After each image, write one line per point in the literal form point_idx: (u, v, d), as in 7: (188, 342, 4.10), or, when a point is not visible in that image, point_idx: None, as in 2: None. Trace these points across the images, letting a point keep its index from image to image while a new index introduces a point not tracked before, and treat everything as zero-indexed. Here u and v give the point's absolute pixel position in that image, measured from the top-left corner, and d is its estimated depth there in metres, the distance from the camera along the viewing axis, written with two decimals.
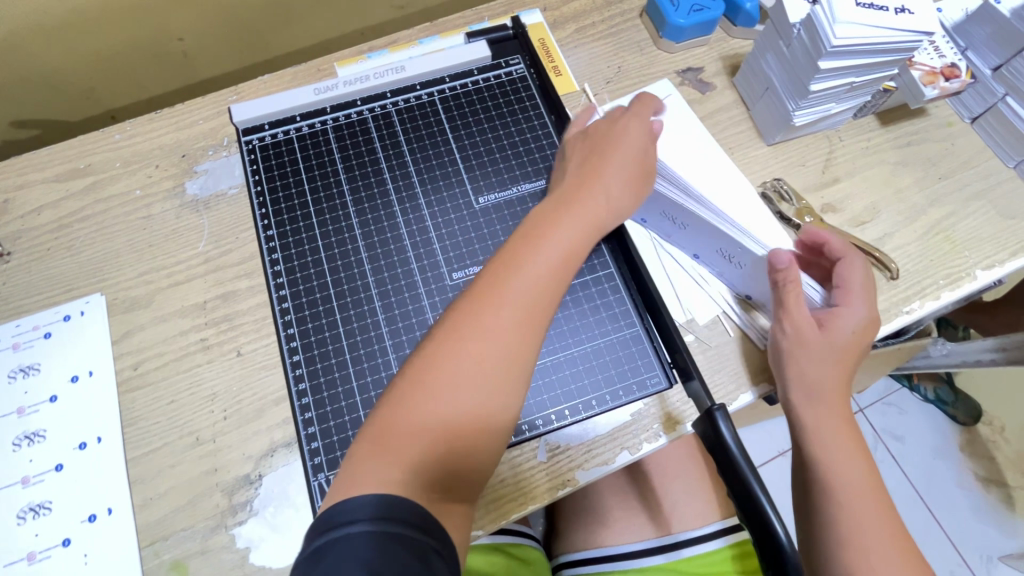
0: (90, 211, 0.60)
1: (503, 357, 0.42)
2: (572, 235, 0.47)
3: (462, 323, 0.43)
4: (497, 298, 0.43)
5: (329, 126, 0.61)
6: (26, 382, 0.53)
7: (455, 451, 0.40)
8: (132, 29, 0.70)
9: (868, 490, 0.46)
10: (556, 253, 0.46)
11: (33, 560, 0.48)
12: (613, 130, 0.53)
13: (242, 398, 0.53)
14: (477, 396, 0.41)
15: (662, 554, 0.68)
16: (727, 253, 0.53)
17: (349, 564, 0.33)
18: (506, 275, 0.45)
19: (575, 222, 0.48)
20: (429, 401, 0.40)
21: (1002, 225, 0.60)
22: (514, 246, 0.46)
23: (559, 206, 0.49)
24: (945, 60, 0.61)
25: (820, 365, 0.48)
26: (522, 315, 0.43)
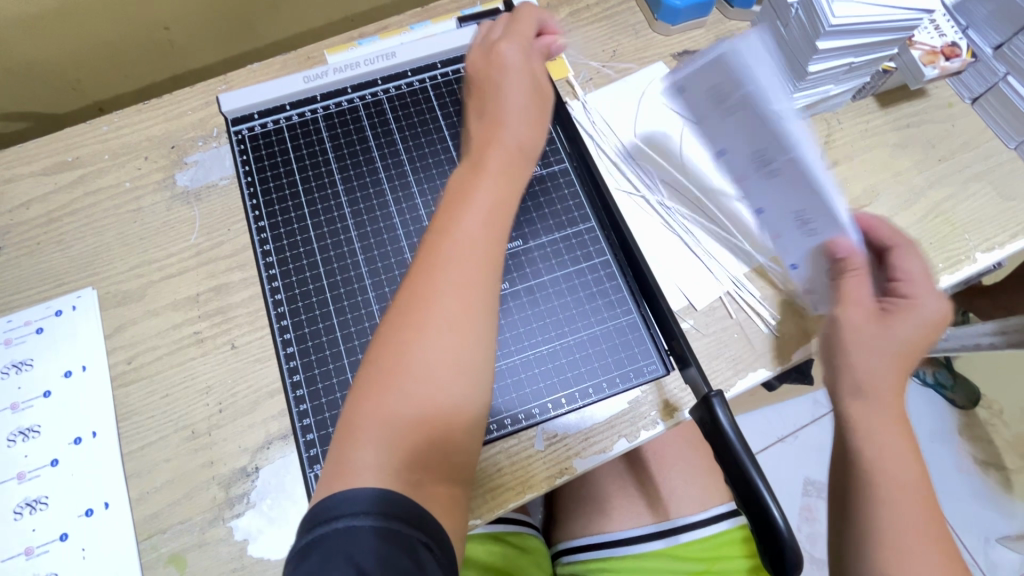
0: (79, 205, 0.59)
1: (454, 331, 0.40)
2: (487, 191, 0.44)
3: (402, 313, 0.41)
4: (435, 272, 0.41)
5: (320, 115, 0.60)
6: (19, 377, 0.53)
7: (439, 435, 0.39)
8: (117, 17, 0.68)
9: (907, 458, 0.44)
10: (479, 213, 0.43)
11: (31, 554, 0.48)
12: (490, 77, 0.50)
13: (237, 390, 0.53)
14: (438, 373, 0.39)
15: (661, 539, 0.68)
16: (803, 219, 0.50)
17: (338, 560, 0.33)
18: (433, 248, 0.42)
19: (493, 179, 0.45)
20: (392, 389, 0.39)
21: (1002, 207, 0.59)
22: (438, 219, 0.44)
23: (474, 167, 0.46)
24: (945, 39, 0.60)
25: (876, 347, 0.46)
26: (462, 279, 0.41)
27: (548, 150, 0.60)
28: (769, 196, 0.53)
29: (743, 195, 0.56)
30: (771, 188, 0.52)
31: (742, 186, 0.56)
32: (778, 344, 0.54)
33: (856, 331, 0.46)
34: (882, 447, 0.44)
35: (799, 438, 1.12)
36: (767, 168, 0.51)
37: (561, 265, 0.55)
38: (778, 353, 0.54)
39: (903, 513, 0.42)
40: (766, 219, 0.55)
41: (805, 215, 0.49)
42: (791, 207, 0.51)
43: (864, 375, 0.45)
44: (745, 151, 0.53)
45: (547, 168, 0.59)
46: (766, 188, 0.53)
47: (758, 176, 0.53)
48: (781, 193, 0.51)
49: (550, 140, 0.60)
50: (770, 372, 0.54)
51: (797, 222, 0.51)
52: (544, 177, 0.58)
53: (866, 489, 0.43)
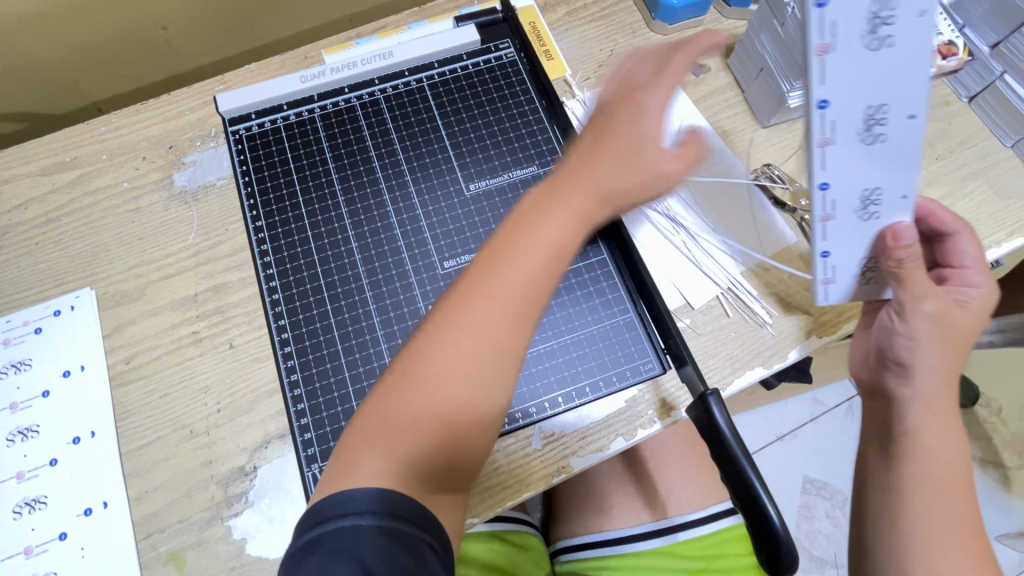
0: (77, 205, 0.59)
1: (487, 358, 0.40)
2: (553, 227, 0.43)
3: (437, 324, 0.41)
4: (483, 292, 0.41)
5: (317, 114, 0.60)
6: (18, 376, 0.53)
7: (451, 444, 0.39)
8: (115, 17, 0.68)
9: (950, 461, 0.46)
10: (542, 250, 0.42)
11: (30, 553, 0.48)
12: (611, 116, 0.48)
13: (235, 390, 0.53)
14: (460, 384, 0.39)
15: (659, 538, 0.68)
16: (870, 200, 0.43)
17: (343, 555, 0.34)
18: (487, 272, 0.41)
19: (565, 216, 0.43)
20: (413, 387, 0.39)
21: (1000, 205, 0.59)
22: (501, 241, 0.43)
23: (550, 197, 0.44)
24: (940, 37, 0.62)
25: (942, 341, 0.46)
26: (509, 313, 0.40)
27: (545, 149, 0.60)
28: (854, 169, 0.41)
29: (816, 166, 0.40)
30: (856, 160, 0.40)
31: (824, 152, 0.40)
32: (777, 342, 0.54)
33: (922, 327, 0.45)
34: (933, 447, 0.46)
35: (798, 437, 1.12)
36: (876, 130, 0.39)
37: None
38: (775, 351, 0.54)
39: (937, 510, 0.45)
40: (827, 199, 0.42)
41: (874, 192, 0.42)
42: (864, 183, 0.42)
43: (927, 370, 0.46)
44: (854, 90, 0.38)
45: (544, 167, 0.59)
46: (851, 149, 0.40)
47: (859, 138, 0.39)
48: (856, 171, 0.41)
49: (548, 139, 0.60)
50: (767, 371, 0.54)
51: (860, 203, 0.43)
52: (541, 177, 0.58)
53: (902, 485, 0.46)
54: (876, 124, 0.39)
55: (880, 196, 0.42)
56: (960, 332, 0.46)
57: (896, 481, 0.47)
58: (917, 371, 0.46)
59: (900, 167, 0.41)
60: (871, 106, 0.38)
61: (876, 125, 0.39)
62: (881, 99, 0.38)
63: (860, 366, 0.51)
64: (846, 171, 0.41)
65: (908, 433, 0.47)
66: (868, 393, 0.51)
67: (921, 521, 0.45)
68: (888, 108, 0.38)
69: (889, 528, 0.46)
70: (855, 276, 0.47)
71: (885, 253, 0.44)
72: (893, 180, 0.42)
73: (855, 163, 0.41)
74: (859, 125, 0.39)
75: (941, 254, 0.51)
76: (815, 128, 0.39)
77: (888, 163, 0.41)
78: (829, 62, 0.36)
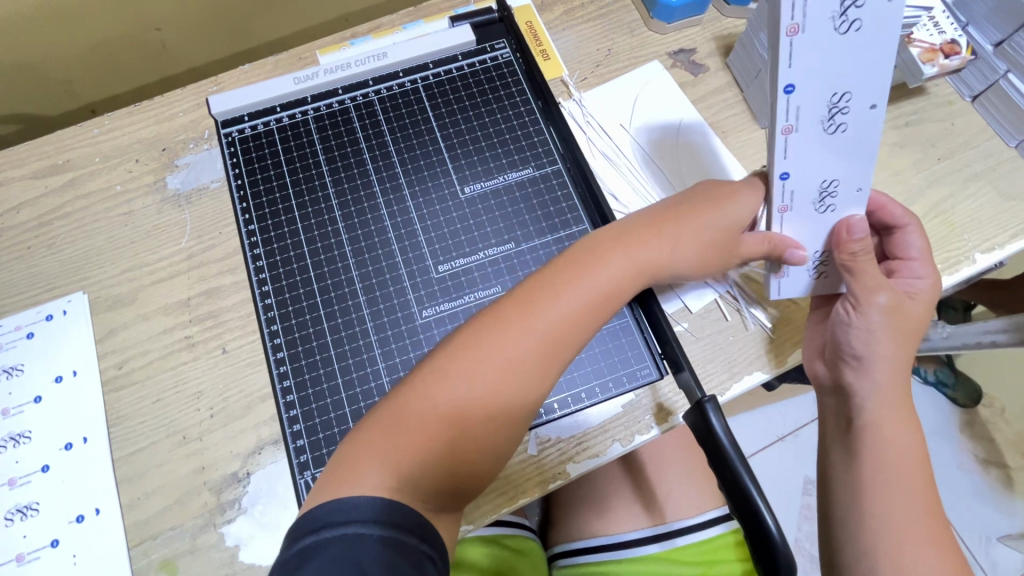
0: (70, 208, 0.59)
1: (520, 380, 0.41)
2: (607, 277, 0.45)
3: (472, 339, 0.41)
4: (531, 314, 0.42)
5: (310, 116, 0.60)
6: (10, 382, 0.53)
7: (468, 456, 0.40)
8: (107, 18, 0.68)
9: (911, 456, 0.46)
10: (591, 294, 0.44)
11: (23, 560, 0.48)
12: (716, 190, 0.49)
13: (228, 395, 0.52)
14: (491, 396, 0.40)
15: (657, 543, 0.68)
16: (827, 190, 0.46)
17: (342, 564, 0.33)
18: (531, 297, 0.43)
19: (625, 265, 0.46)
20: (439, 387, 0.40)
21: (1002, 207, 0.59)
22: (557, 273, 0.45)
23: (616, 242, 0.47)
24: (945, 36, 0.58)
25: (894, 334, 0.47)
26: (546, 342, 0.42)
27: (541, 151, 0.59)
28: (814, 157, 0.44)
29: (776, 153, 0.44)
30: (817, 148, 0.44)
31: (787, 139, 0.43)
32: (776, 346, 0.54)
33: (875, 319, 0.46)
34: (889, 440, 0.46)
35: (799, 438, 1.11)
36: (837, 119, 0.42)
37: None
38: (774, 355, 0.53)
39: (899, 503, 0.45)
40: (786, 188, 0.46)
41: (833, 182, 0.45)
42: (823, 173, 0.45)
43: (881, 362, 0.46)
44: (818, 76, 0.40)
45: (540, 170, 0.58)
46: (813, 137, 0.43)
47: (821, 126, 0.43)
48: (816, 161, 0.45)
49: (544, 141, 0.59)
50: (765, 375, 0.53)
51: (818, 193, 0.46)
52: (538, 179, 0.58)
53: (865, 481, 0.46)
54: (838, 113, 0.42)
55: (836, 189, 0.46)
56: (906, 324, 0.47)
57: (855, 475, 0.46)
58: (873, 365, 0.46)
59: (853, 163, 0.45)
60: (834, 95, 0.41)
61: (837, 114, 0.42)
62: (845, 87, 0.41)
63: (811, 361, 0.51)
64: (804, 159, 0.44)
65: (865, 427, 0.47)
66: (819, 387, 0.51)
67: (881, 513, 0.45)
68: (850, 97, 0.42)
69: (851, 522, 0.46)
70: (809, 269, 0.50)
71: (838, 246, 0.47)
72: (850, 175, 0.45)
73: (814, 150, 0.44)
74: (823, 112, 0.42)
75: (890, 246, 0.51)
76: (780, 112, 0.42)
77: (846, 155, 0.44)
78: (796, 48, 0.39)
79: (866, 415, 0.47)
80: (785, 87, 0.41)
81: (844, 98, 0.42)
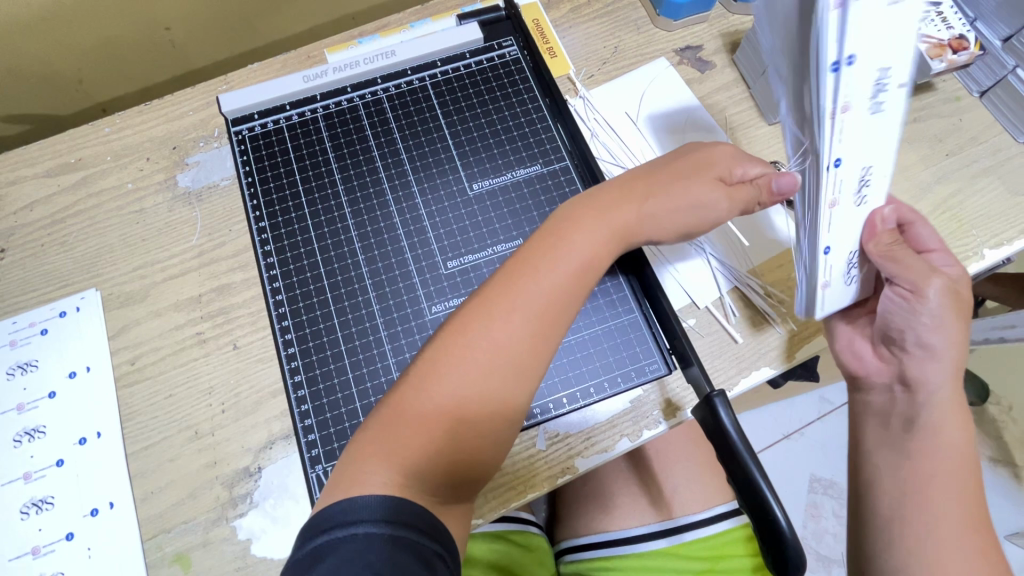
0: (82, 207, 0.60)
1: (512, 359, 0.41)
2: (586, 248, 0.45)
3: (463, 324, 0.41)
4: (514, 292, 0.42)
5: (320, 114, 0.60)
6: (24, 378, 0.53)
7: (470, 445, 0.40)
8: (117, 18, 0.68)
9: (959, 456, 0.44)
10: (573, 263, 0.44)
11: (38, 553, 0.49)
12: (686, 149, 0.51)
13: (239, 391, 0.53)
14: (484, 382, 0.40)
15: (664, 538, 0.68)
16: (864, 180, 0.41)
17: (355, 563, 0.33)
18: (515, 278, 0.43)
19: (603, 231, 0.46)
20: (435, 378, 0.40)
21: (1011, 202, 0.58)
22: (537, 250, 0.44)
23: (591, 211, 0.47)
24: (953, 31, 0.58)
25: (955, 320, 0.44)
26: (536, 319, 0.42)
27: (549, 148, 0.59)
28: (863, 140, 0.39)
29: (830, 138, 0.38)
30: (866, 130, 0.39)
31: (840, 121, 0.38)
32: (785, 342, 0.54)
33: (940, 302, 0.44)
34: (943, 442, 0.44)
35: (805, 436, 1.11)
36: (880, 95, 0.38)
37: None
38: (781, 351, 0.54)
39: (945, 507, 0.44)
40: (836, 179, 0.40)
41: (869, 172, 0.41)
42: (867, 161, 0.40)
43: (947, 354, 0.44)
44: (870, 37, 0.36)
45: (548, 166, 0.58)
46: (862, 118, 0.38)
47: (869, 105, 0.38)
48: (863, 145, 0.39)
49: (552, 137, 0.59)
50: (774, 371, 0.53)
51: (859, 185, 0.41)
52: (545, 176, 0.58)
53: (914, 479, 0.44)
54: (880, 89, 0.38)
55: (872, 177, 0.41)
56: (962, 310, 0.45)
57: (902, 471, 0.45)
58: (938, 355, 0.44)
59: (889, 148, 0.40)
60: (882, 69, 0.37)
61: (880, 90, 0.38)
62: (887, 60, 0.37)
63: (857, 358, 0.49)
64: (856, 143, 0.39)
65: (923, 428, 0.45)
66: (865, 385, 0.48)
67: (928, 521, 0.43)
68: (889, 73, 0.37)
69: (894, 533, 0.44)
70: (847, 274, 0.45)
71: (871, 236, 0.44)
72: (886, 161, 0.40)
73: (864, 132, 0.39)
74: (870, 89, 0.37)
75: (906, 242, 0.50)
76: (837, 89, 0.36)
77: (885, 139, 0.40)
78: (849, 17, 0.34)
79: (928, 414, 0.45)
80: (839, 62, 0.36)
81: (885, 76, 0.37)
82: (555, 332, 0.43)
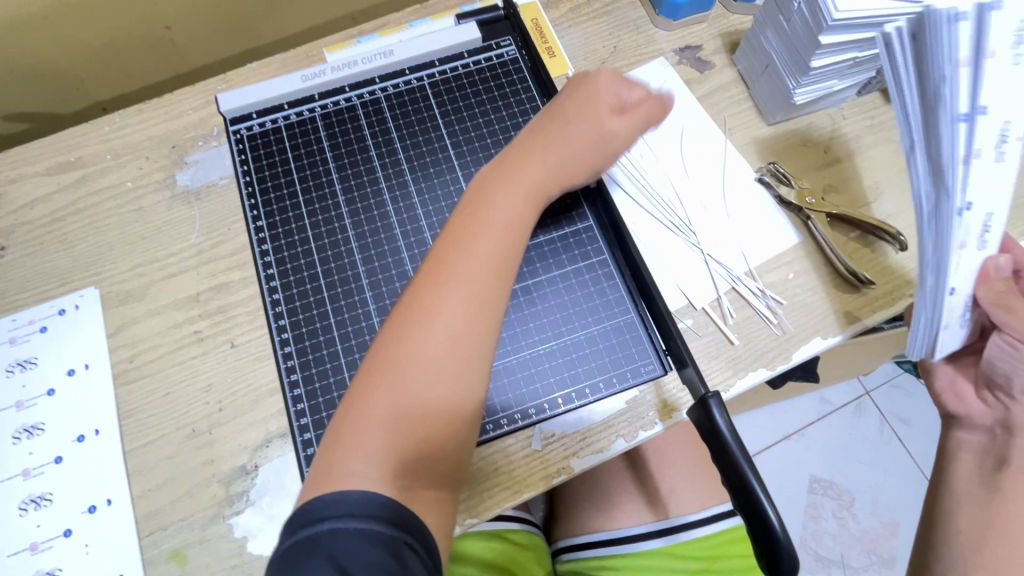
0: (81, 205, 0.60)
1: (455, 333, 0.41)
2: (508, 208, 0.46)
3: (403, 310, 0.42)
4: (447, 267, 0.43)
5: (318, 114, 0.60)
6: (23, 375, 0.54)
7: (435, 424, 0.40)
8: (119, 17, 0.69)
9: None
10: (500, 228, 0.45)
11: (36, 550, 0.49)
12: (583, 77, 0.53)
13: (237, 389, 0.53)
14: (433, 363, 0.40)
15: (660, 538, 0.68)
16: (987, 224, 0.43)
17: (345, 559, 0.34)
18: (444, 254, 0.43)
19: (518, 188, 0.47)
20: (388, 372, 0.40)
21: (1013, 205, 0.58)
22: (458, 225, 0.45)
23: (502, 173, 0.48)
24: None
25: None
26: (473, 288, 0.42)
27: None
28: (993, 185, 0.42)
29: (957, 183, 0.42)
30: (991, 179, 0.42)
31: (966, 168, 0.41)
32: (782, 344, 0.54)
33: None
34: None
35: (805, 437, 1.11)
36: (999, 146, 0.42)
37: (559, 265, 0.55)
38: (774, 355, 0.53)
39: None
40: (965, 222, 0.42)
41: (989, 217, 0.43)
42: (994, 204, 0.42)
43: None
44: (996, 90, 0.41)
45: None
46: (988, 167, 0.42)
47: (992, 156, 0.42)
48: (997, 190, 0.42)
49: None
50: (770, 373, 0.53)
51: (982, 229, 0.43)
52: None
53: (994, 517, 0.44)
54: (1000, 141, 0.41)
55: (993, 224, 0.43)
56: None
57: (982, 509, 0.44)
58: None
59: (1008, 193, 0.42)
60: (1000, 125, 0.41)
61: (987, 133, 0.41)
62: (1006, 117, 0.41)
63: (979, 402, 0.45)
64: (983, 189, 0.42)
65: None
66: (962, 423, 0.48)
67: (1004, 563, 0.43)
68: (1009, 127, 0.41)
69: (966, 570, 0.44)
70: (965, 320, 0.46)
71: (982, 282, 0.44)
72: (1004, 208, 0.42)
73: (994, 180, 0.42)
74: (994, 146, 0.41)
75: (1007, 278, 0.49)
76: (969, 137, 0.41)
77: (1007, 188, 0.42)
78: (979, 76, 0.40)
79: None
80: (971, 114, 0.41)
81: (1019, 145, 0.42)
82: (499, 298, 0.43)
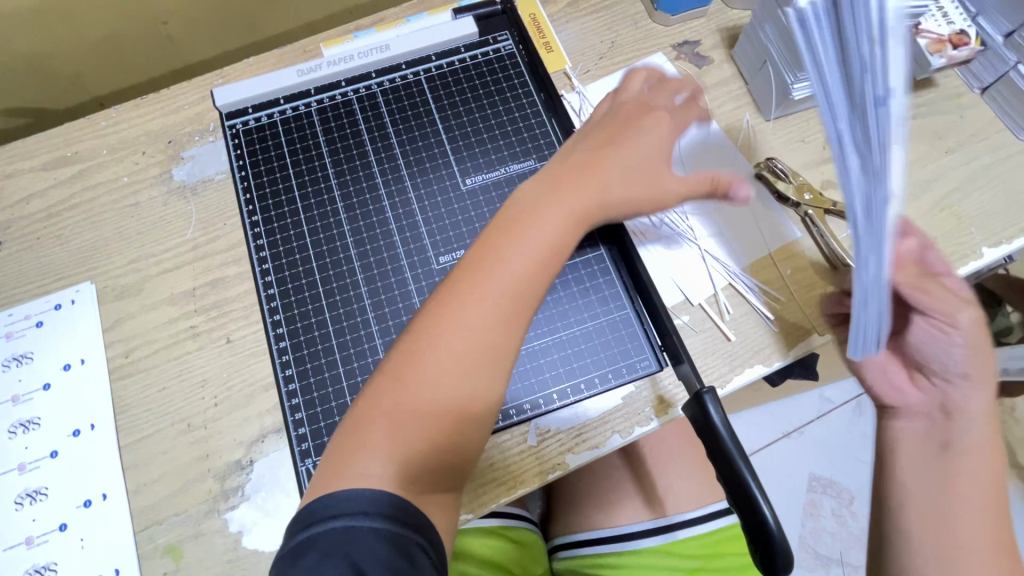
0: (77, 200, 0.60)
1: (483, 347, 0.41)
2: (547, 225, 0.45)
3: (432, 315, 0.42)
4: (481, 278, 0.42)
5: (314, 108, 0.60)
6: (19, 369, 0.54)
7: (454, 432, 0.40)
8: (115, 12, 0.68)
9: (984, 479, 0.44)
10: (537, 244, 0.44)
11: (31, 544, 0.49)
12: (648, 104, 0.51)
13: (232, 384, 0.53)
14: (458, 372, 0.40)
15: (658, 536, 0.68)
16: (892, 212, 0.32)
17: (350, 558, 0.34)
18: (478, 265, 0.43)
19: (562, 209, 0.45)
20: (413, 373, 0.40)
21: (1011, 201, 0.58)
22: (495, 235, 0.44)
23: (546, 189, 0.46)
24: (954, 26, 0.57)
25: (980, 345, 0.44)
26: (504, 305, 0.42)
27: (543, 143, 0.59)
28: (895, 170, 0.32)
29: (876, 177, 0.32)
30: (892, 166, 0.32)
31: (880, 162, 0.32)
32: (778, 340, 0.53)
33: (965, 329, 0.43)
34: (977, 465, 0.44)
35: (804, 435, 1.11)
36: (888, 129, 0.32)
37: None
38: (770, 351, 0.53)
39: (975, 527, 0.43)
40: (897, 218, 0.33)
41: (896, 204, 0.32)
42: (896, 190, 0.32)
43: (986, 379, 0.44)
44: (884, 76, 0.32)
45: (542, 162, 0.58)
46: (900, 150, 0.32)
47: (880, 137, 0.32)
48: (895, 174, 0.32)
49: (546, 132, 0.59)
50: (766, 369, 0.53)
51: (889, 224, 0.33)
52: (538, 171, 0.58)
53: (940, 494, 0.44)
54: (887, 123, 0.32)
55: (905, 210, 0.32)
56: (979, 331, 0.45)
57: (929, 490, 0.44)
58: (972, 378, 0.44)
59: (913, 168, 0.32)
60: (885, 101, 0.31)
61: (853, 118, 0.32)
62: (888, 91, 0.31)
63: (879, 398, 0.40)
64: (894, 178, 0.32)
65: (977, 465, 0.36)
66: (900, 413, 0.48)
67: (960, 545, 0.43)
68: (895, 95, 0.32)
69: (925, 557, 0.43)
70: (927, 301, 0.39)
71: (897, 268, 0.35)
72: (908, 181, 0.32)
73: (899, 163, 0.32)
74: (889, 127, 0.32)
75: None
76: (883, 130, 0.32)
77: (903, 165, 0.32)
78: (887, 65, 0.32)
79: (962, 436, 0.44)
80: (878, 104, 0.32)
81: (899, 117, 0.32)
82: (525, 314, 0.43)
